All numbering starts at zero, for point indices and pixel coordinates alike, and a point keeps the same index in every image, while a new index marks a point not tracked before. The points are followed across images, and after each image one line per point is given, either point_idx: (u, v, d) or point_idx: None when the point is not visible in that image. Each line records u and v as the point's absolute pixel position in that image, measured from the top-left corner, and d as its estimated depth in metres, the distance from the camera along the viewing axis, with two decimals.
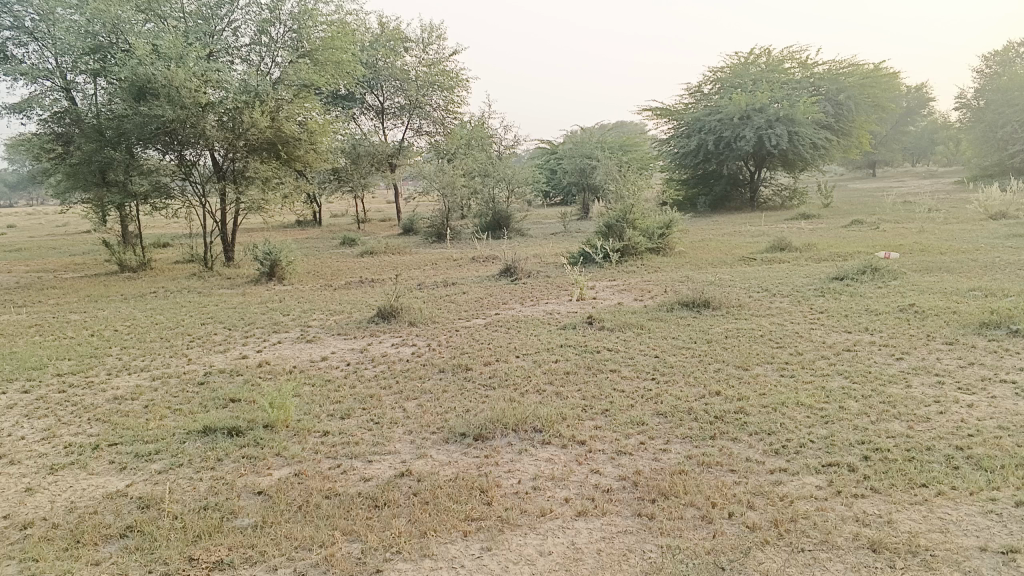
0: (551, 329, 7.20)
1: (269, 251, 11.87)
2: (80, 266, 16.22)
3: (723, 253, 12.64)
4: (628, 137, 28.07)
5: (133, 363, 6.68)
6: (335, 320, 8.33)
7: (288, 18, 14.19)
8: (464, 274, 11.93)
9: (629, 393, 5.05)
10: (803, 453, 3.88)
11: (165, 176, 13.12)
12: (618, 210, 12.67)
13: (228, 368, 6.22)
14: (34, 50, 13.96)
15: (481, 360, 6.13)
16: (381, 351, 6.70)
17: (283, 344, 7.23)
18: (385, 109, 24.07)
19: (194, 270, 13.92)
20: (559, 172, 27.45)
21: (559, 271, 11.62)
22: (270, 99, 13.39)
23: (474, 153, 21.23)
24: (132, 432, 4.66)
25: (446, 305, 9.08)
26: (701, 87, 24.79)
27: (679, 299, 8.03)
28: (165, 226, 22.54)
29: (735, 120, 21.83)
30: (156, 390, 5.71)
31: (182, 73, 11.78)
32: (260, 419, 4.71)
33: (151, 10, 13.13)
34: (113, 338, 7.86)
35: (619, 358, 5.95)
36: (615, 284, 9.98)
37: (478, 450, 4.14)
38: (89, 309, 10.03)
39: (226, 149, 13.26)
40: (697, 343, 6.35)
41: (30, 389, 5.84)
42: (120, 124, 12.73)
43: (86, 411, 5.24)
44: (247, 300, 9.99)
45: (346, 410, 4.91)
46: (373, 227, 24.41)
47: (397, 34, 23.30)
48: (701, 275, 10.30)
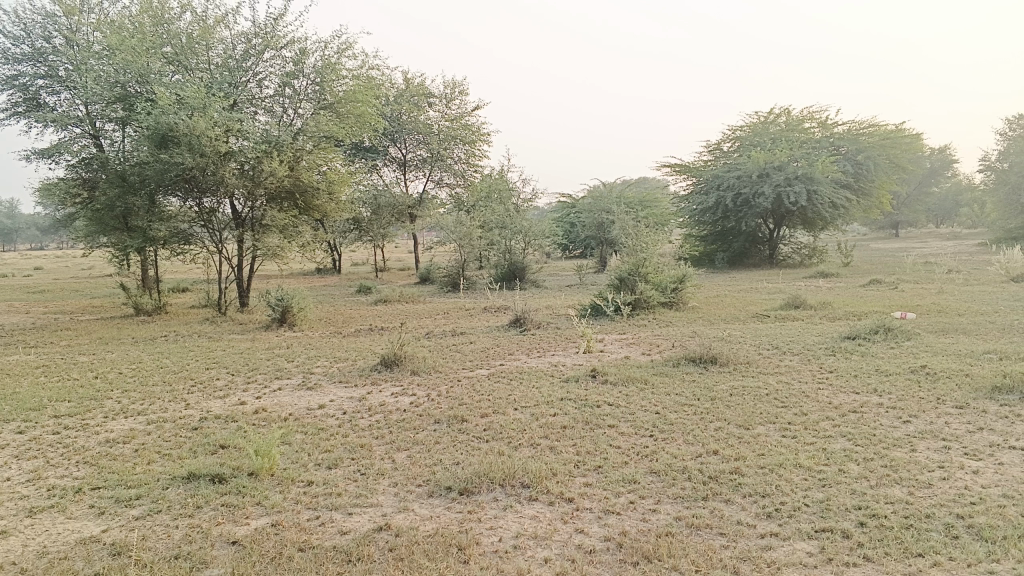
0: (553, 382, 7.10)
1: (281, 297, 11.90)
2: (98, 308, 16.37)
3: (738, 310, 12.53)
4: (648, 193, 28.19)
5: (132, 406, 6.64)
6: (338, 368, 8.29)
7: (312, 71, 14.45)
8: (475, 324, 11.88)
9: (625, 449, 4.93)
10: (796, 518, 3.74)
11: (185, 222, 13.49)
12: (631, 263, 12.69)
13: (224, 414, 6.16)
14: (66, 98, 14.43)
15: (478, 412, 6.02)
16: (380, 400, 6.61)
17: (283, 391, 7.17)
18: (408, 161, 24.37)
19: (207, 315, 13.99)
20: (578, 226, 27.50)
21: (570, 323, 11.55)
22: (289, 149, 13.57)
23: (493, 205, 21.37)
24: (117, 476, 4.61)
25: (452, 354, 9.01)
26: (721, 144, 24.93)
27: (686, 354, 7.92)
28: (186, 272, 22.79)
29: (754, 177, 21.92)
30: (149, 435, 5.66)
31: (204, 121, 11.99)
32: (246, 467, 4.63)
33: (179, 62, 13.44)
34: (116, 380, 7.87)
35: (618, 413, 5.83)
36: (625, 338, 9.88)
37: (462, 505, 4.04)
38: (99, 351, 10.07)
39: (245, 197, 13.43)
40: (700, 400, 6.22)
41: (25, 430, 5.82)
42: (142, 170, 12.92)
43: (76, 454, 5.19)
44: (255, 346, 9.99)
45: (335, 459, 4.84)
46: (392, 276, 24.51)
47: (421, 90, 23.78)
48: (713, 331, 10.19)
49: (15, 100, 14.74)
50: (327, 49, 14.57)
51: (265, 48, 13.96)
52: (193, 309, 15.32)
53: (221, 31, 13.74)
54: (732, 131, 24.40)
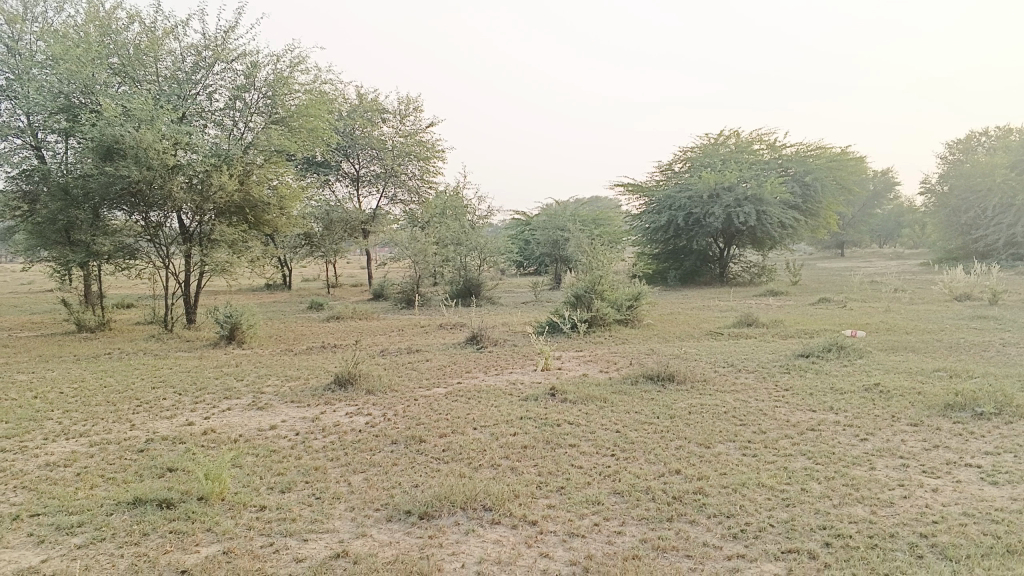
0: (511, 401, 7.00)
1: (230, 314, 11.61)
2: (37, 325, 15.78)
3: (693, 328, 12.61)
4: (601, 211, 28.38)
5: (73, 428, 6.36)
6: (290, 387, 8.08)
7: (264, 84, 14.20)
8: (430, 341, 11.75)
9: (587, 470, 4.86)
10: (762, 539, 3.70)
11: (131, 236, 13.01)
12: (587, 281, 12.70)
13: (171, 436, 5.93)
14: (7, 108, 13.96)
15: (436, 431, 5.90)
16: (334, 420, 6.44)
17: (233, 411, 6.96)
18: (361, 176, 24.16)
19: (153, 332, 13.60)
20: (532, 243, 27.51)
21: (525, 341, 11.49)
22: (239, 163, 13.30)
23: (447, 222, 21.25)
24: (57, 502, 4.37)
25: (407, 373, 8.86)
26: (673, 164, 25.26)
27: (644, 372, 7.90)
28: (131, 288, 22.18)
29: (704, 197, 22.22)
30: (92, 457, 5.41)
31: (152, 134, 11.70)
32: (195, 491, 4.44)
33: (125, 73, 13.09)
34: (57, 400, 7.54)
35: (578, 432, 5.76)
36: (581, 355, 9.85)
37: (422, 530, 3.92)
38: (38, 370, 9.69)
39: (193, 211, 13.12)
40: (659, 418, 6.18)
41: None
42: (86, 183, 12.56)
43: (14, 478, 4.92)
44: (203, 364, 9.71)
45: (288, 482, 4.68)
46: (344, 293, 24.17)
47: (374, 105, 23.64)
48: (669, 348, 10.21)
49: None
50: (279, 63, 14.35)
51: (215, 61, 13.71)
52: (138, 326, 14.88)
53: (170, 43, 13.47)
54: (683, 152, 24.74)
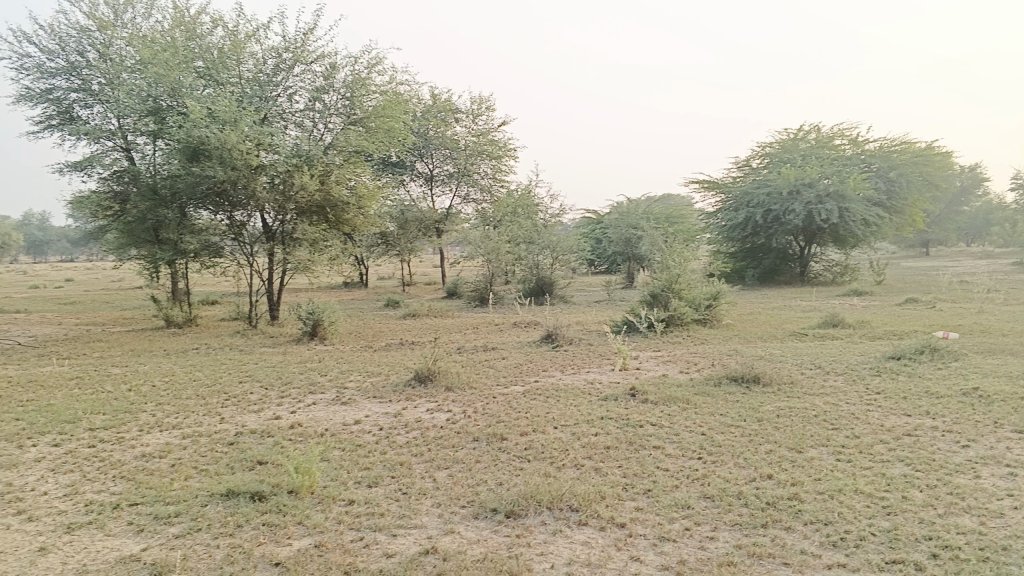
0: (591, 400, 6.93)
1: (312, 310, 11.85)
2: (129, 320, 16.42)
3: (774, 328, 12.29)
4: (676, 209, 27.97)
5: (166, 420, 6.56)
6: (371, 383, 8.18)
7: (343, 86, 14.40)
8: (506, 339, 11.75)
9: (673, 473, 4.76)
10: (863, 548, 3.56)
11: (216, 235, 13.41)
12: (664, 279, 12.45)
13: (260, 429, 6.06)
14: (99, 112, 14.59)
15: (518, 430, 5.87)
16: (415, 417, 6.47)
17: (318, 405, 7.08)
18: (435, 176, 24.40)
19: (238, 328, 13.99)
20: (605, 241, 27.28)
21: (602, 340, 11.38)
22: (320, 163, 13.53)
23: (520, 220, 21.26)
24: (155, 492, 4.50)
25: (485, 370, 8.87)
26: (751, 160, 24.69)
27: (727, 374, 7.73)
28: (215, 285, 22.88)
29: (784, 194, 21.67)
30: (184, 449, 5.57)
31: (235, 135, 12.03)
32: (285, 484, 4.52)
33: (210, 76, 13.47)
34: (149, 393, 7.80)
35: (662, 434, 5.66)
36: (660, 355, 9.70)
37: (509, 529, 3.89)
38: (131, 364, 10.06)
39: (276, 211, 13.43)
40: (746, 421, 6.02)
41: (60, 442, 5.72)
42: (174, 183, 13.04)
43: (112, 468, 5.09)
44: (286, 359, 9.92)
45: (375, 477, 4.72)
46: (419, 291, 24.42)
47: (448, 105, 23.81)
48: (750, 349, 9.97)
49: (50, 113, 15.00)
50: (357, 64, 14.53)
51: (295, 63, 13.99)
52: (223, 322, 15.34)
53: (252, 46, 13.81)
54: (761, 147, 24.17)
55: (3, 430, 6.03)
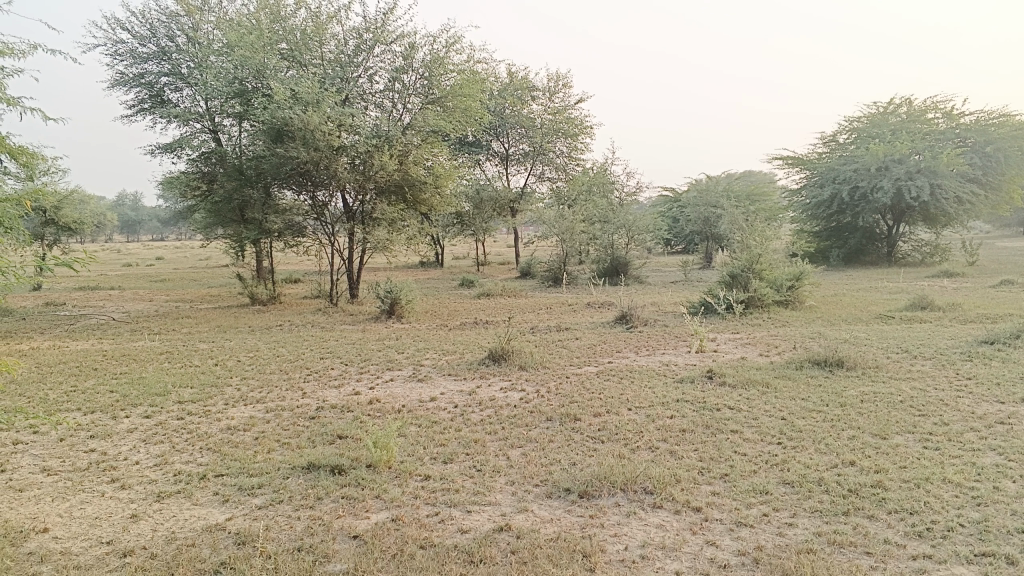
0: (667, 382, 6.85)
1: (390, 289, 12.03)
2: (215, 297, 17.01)
3: (859, 310, 11.89)
4: (756, 187, 27.29)
5: (251, 394, 6.78)
6: (447, 361, 8.27)
7: (421, 66, 14.44)
8: (580, 319, 11.70)
9: (752, 457, 4.67)
10: (951, 539, 3.42)
11: (299, 215, 13.76)
12: (744, 260, 12.29)
13: (339, 404, 6.20)
14: (188, 95, 15.11)
15: (592, 411, 5.85)
16: (489, 395, 6.52)
17: (395, 382, 7.20)
18: (510, 155, 24.41)
19: (318, 306, 14.33)
20: (682, 220, 26.83)
21: (678, 321, 11.21)
22: (399, 143, 13.58)
23: (595, 199, 21.07)
24: (239, 464, 4.66)
25: (559, 350, 8.86)
26: (837, 136, 23.83)
27: (809, 357, 7.53)
28: (297, 264, 23.47)
29: (872, 171, 20.90)
30: (268, 423, 5.75)
31: (317, 116, 12.24)
32: (364, 458, 4.62)
33: (293, 58, 13.76)
34: (235, 369, 8.07)
35: (740, 418, 5.55)
36: (738, 337, 9.51)
37: (583, 509, 3.89)
38: (217, 339, 10.41)
39: (356, 191, 13.64)
40: (828, 406, 5.86)
41: (151, 414, 5.96)
42: (258, 163, 13.39)
43: (200, 439, 5.29)
44: (365, 337, 10.10)
45: (450, 454, 4.77)
46: (493, 270, 24.53)
47: (524, 84, 23.68)
48: (834, 331, 9.67)
49: (142, 97, 15.61)
50: (435, 44, 14.55)
51: (375, 44, 14.11)
52: (305, 300, 15.74)
53: (333, 28, 14.00)
54: (848, 122, 23.29)
55: (100, 401, 6.33)
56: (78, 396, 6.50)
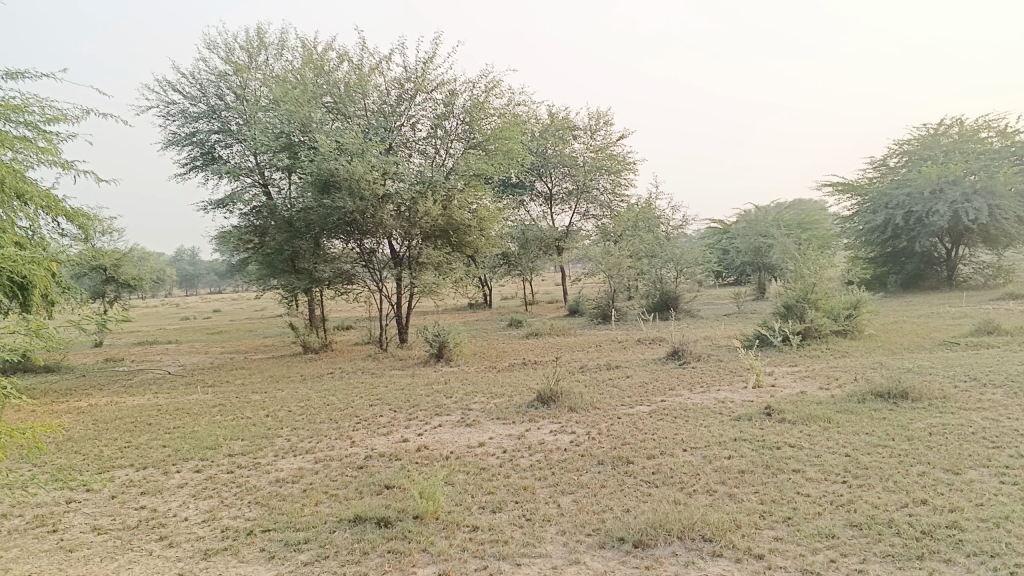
0: (723, 420, 6.62)
1: (438, 333, 12.01)
2: (269, 347, 17.22)
3: (922, 337, 11.45)
4: (807, 215, 26.80)
5: (300, 444, 6.76)
6: (495, 404, 8.15)
7: (462, 111, 14.56)
8: (630, 357, 11.50)
9: (816, 498, 4.44)
10: None
11: (348, 263, 13.92)
12: (798, 290, 11.96)
13: (387, 453, 6.12)
14: (238, 151, 15.52)
15: (645, 453, 5.66)
16: (539, 439, 6.37)
17: (444, 428, 7.11)
18: (554, 195, 24.48)
19: (369, 352, 14.37)
20: (732, 252, 26.42)
21: (732, 355, 10.93)
22: (443, 188, 13.65)
23: (642, 234, 20.89)
24: (286, 518, 4.59)
25: (610, 390, 8.67)
26: (887, 160, 23.32)
27: (872, 389, 7.22)
28: (348, 311, 23.71)
29: (926, 194, 20.39)
30: (317, 474, 5.70)
31: (362, 165, 12.37)
32: (411, 509, 4.52)
33: (338, 110, 14.03)
34: (286, 419, 8.08)
35: (802, 456, 5.32)
36: (796, 370, 9.20)
37: (638, 560, 3.72)
38: (270, 390, 10.48)
39: (403, 237, 13.73)
40: (896, 440, 5.58)
41: (202, 468, 5.96)
42: (307, 215, 13.60)
43: (249, 493, 5.25)
44: (414, 382, 10.06)
45: (499, 502, 4.65)
46: (542, 309, 24.45)
47: (565, 123, 23.80)
48: (897, 361, 9.31)
49: (194, 155, 16.06)
50: (475, 89, 14.69)
51: (416, 92, 14.32)
52: (356, 346, 15.81)
53: (375, 79, 14.25)
54: (898, 145, 22.78)
55: (152, 456, 6.37)
56: (131, 452, 6.55)
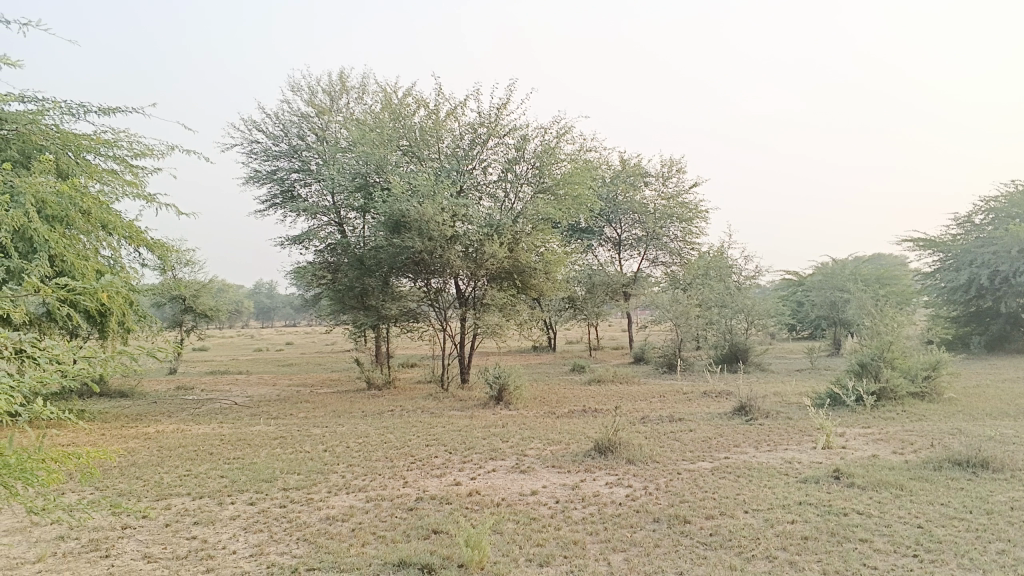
0: (787, 482, 6.35)
1: (498, 374, 11.95)
2: (334, 381, 17.42)
3: (1007, 403, 10.84)
4: (886, 270, 25.97)
5: (354, 482, 6.75)
6: (552, 451, 8.02)
7: (533, 156, 14.63)
8: (694, 409, 11.22)
9: (882, 572, 4.18)
10: None
11: (414, 301, 14.12)
12: (874, 347, 11.50)
13: (439, 496, 6.06)
14: (316, 189, 15.96)
15: (703, 512, 5.45)
16: (593, 490, 6.22)
17: (497, 473, 7.01)
18: (623, 241, 24.39)
19: (430, 391, 14.40)
20: (807, 304, 25.73)
21: (802, 413, 10.56)
22: (510, 232, 13.65)
23: (712, 282, 20.55)
24: (332, 558, 4.55)
25: (671, 443, 8.44)
26: (973, 216, 22.44)
27: (948, 456, 6.84)
28: (414, 348, 23.92)
29: (1014, 253, 19.56)
30: (367, 513, 5.67)
31: (432, 207, 12.50)
32: (457, 557, 4.43)
33: (413, 153, 14.30)
34: (342, 454, 8.12)
35: (871, 525, 5.04)
36: (868, 432, 8.79)
37: None
38: (331, 424, 10.57)
39: (469, 278, 13.78)
40: (973, 513, 5.24)
41: (255, 501, 6.00)
42: (377, 253, 13.83)
43: (298, 529, 5.25)
44: (472, 423, 10.00)
45: (546, 555, 4.52)
46: (607, 355, 24.19)
47: (637, 170, 23.74)
48: (978, 427, 8.82)
49: (274, 192, 16.56)
50: (547, 135, 14.77)
51: (489, 137, 14.47)
52: (419, 384, 15.86)
53: (450, 124, 14.49)
54: (984, 202, 21.91)
55: (209, 486, 6.45)
56: (190, 481, 6.65)
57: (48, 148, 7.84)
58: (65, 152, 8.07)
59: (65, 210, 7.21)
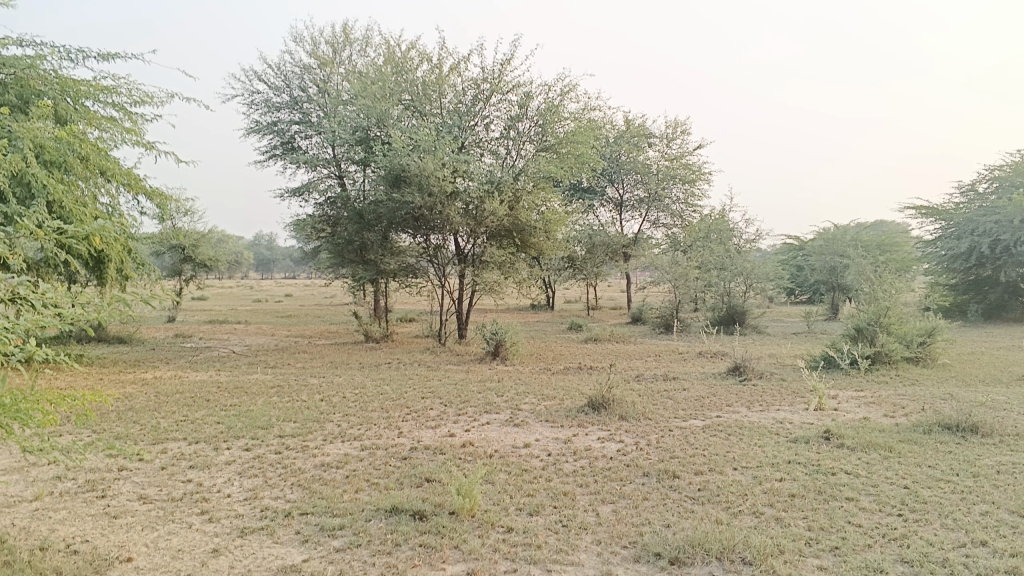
0: (778, 441, 6.42)
1: (495, 330, 11.99)
2: (332, 333, 17.47)
3: (1000, 371, 10.90)
4: (887, 237, 25.91)
5: (349, 431, 6.82)
6: (546, 406, 8.08)
7: (536, 114, 14.47)
8: (689, 369, 11.28)
9: (867, 529, 4.24)
10: None
11: (413, 256, 14.14)
12: (870, 312, 11.53)
13: (432, 446, 6.12)
14: (316, 142, 15.86)
15: (693, 468, 5.51)
16: (585, 445, 6.28)
17: (491, 426, 7.07)
18: (624, 201, 24.29)
19: (427, 345, 14.46)
20: (806, 269, 25.72)
21: (796, 375, 10.62)
22: (510, 189, 13.56)
23: (712, 244, 20.51)
24: (325, 503, 4.61)
25: (664, 401, 8.51)
26: (977, 185, 22.32)
27: (939, 421, 6.90)
28: (412, 304, 23.95)
29: (1016, 223, 19.50)
30: (362, 461, 5.73)
31: (432, 162, 12.43)
32: (448, 505, 4.49)
33: (414, 108, 14.16)
34: (338, 404, 8.18)
35: (857, 484, 5.10)
36: (861, 396, 8.86)
37: None
38: (328, 375, 10.64)
39: (468, 235, 13.76)
40: (960, 476, 5.30)
41: (251, 447, 6.06)
42: (377, 208, 13.79)
43: (293, 475, 5.31)
44: (468, 378, 10.06)
45: (536, 506, 4.58)
46: (605, 314, 24.24)
47: (641, 130, 23.53)
48: (971, 393, 8.88)
49: (274, 143, 16.46)
50: (550, 92, 14.59)
51: (492, 92, 14.29)
52: (417, 339, 15.92)
53: (453, 78, 14.31)
54: (989, 171, 21.77)
55: (206, 432, 6.50)
56: (186, 426, 6.71)
57: (46, 93, 7.76)
58: (63, 97, 7.99)
59: (62, 155, 7.16)
